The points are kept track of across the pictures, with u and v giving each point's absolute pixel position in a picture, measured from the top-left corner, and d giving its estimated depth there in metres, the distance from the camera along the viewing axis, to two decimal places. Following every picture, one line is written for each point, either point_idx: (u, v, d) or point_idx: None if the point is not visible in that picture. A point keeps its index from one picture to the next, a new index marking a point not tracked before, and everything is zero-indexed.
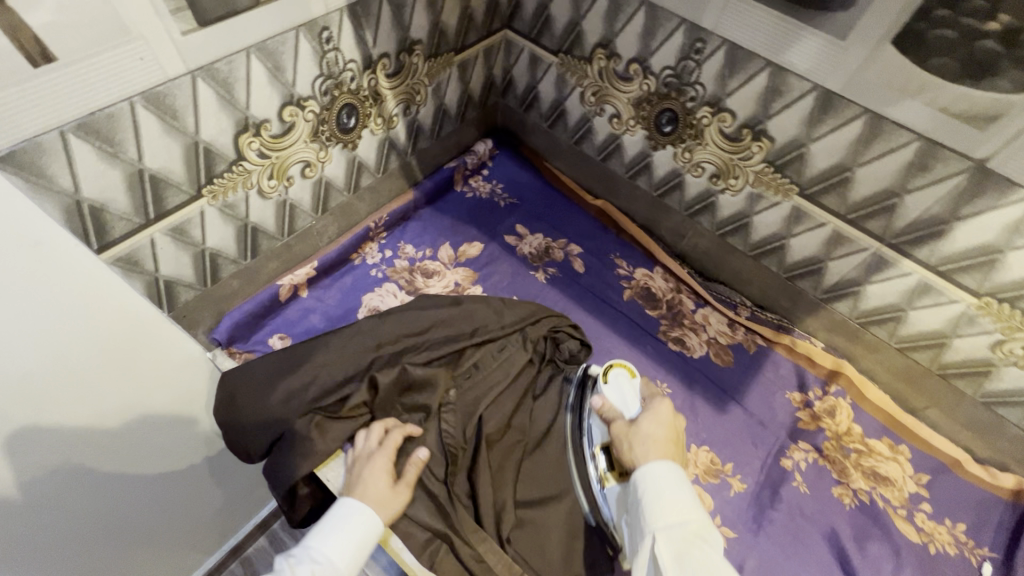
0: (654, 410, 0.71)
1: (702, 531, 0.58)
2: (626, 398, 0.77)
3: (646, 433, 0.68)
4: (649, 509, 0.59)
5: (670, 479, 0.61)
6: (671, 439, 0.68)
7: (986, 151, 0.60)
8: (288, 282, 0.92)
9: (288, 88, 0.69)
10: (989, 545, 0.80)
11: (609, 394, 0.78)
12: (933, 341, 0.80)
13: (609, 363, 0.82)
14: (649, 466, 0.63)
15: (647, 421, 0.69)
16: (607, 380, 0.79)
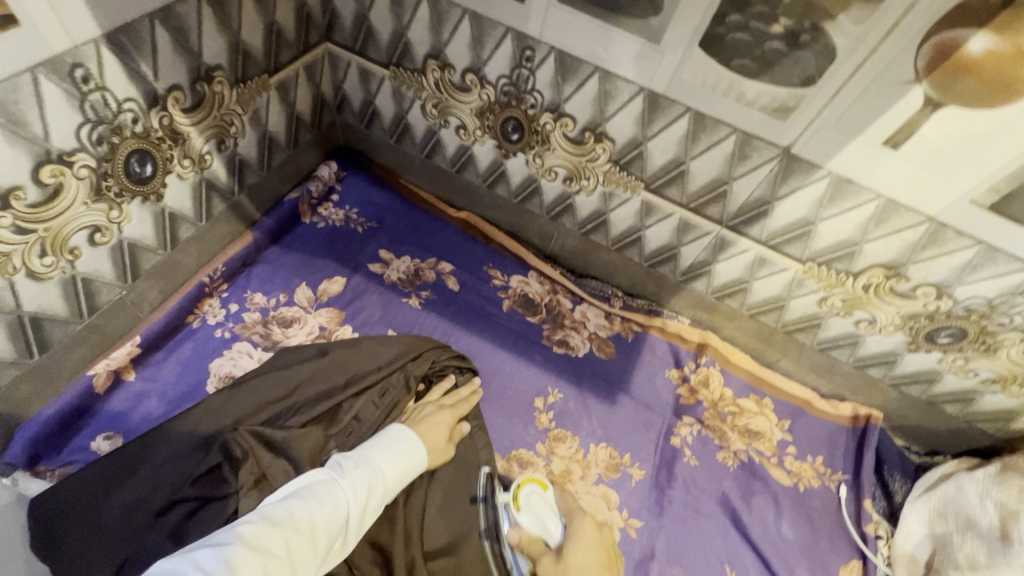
0: (576, 536, 0.68)
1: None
2: (543, 520, 0.71)
3: (578, 570, 0.64)
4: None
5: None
6: (605, 563, 0.66)
7: (789, 138, 0.66)
8: (103, 369, 0.75)
9: (39, 143, 0.54)
10: (843, 468, 0.92)
11: (529, 524, 0.70)
12: (775, 305, 0.89)
13: (521, 485, 0.74)
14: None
15: (577, 553, 0.66)
16: (521, 508, 0.72)
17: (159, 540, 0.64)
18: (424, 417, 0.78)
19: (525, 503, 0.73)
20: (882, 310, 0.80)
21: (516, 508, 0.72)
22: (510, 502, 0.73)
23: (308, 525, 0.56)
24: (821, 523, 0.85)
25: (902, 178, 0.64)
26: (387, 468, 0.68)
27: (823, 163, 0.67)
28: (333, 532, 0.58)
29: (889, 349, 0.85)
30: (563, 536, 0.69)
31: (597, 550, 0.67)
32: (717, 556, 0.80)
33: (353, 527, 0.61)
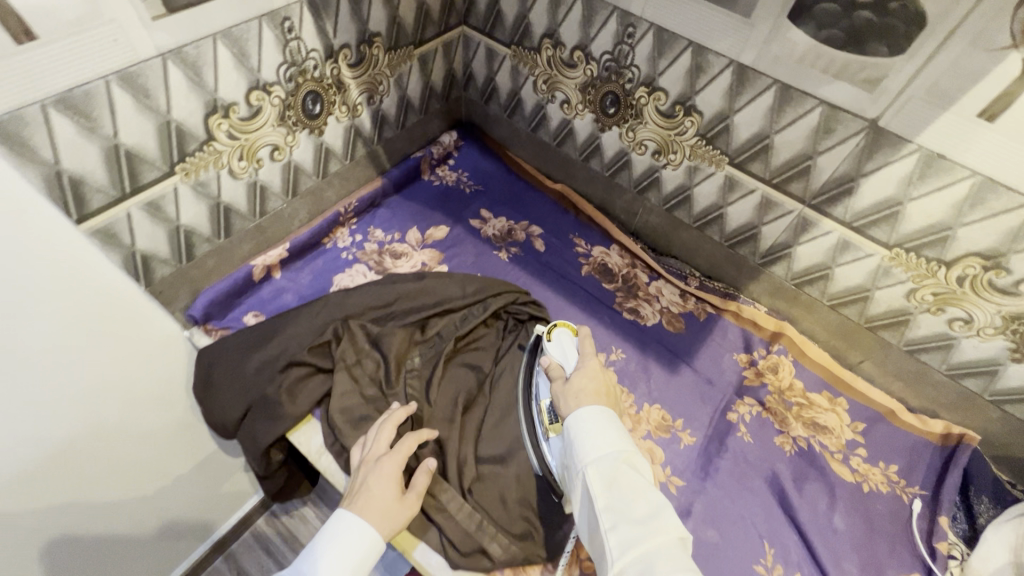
0: (583, 366, 0.76)
1: (629, 459, 0.63)
2: (565, 352, 0.81)
3: (576, 388, 0.73)
4: (581, 446, 0.64)
5: (602, 421, 0.66)
6: (604, 393, 0.73)
7: (877, 111, 0.67)
8: (261, 263, 0.97)
9: (254, 74, 0.75)
10: (920, 483, 0.86)
11: (552, 352, 0.81)
12: (859, 296, 0.87)
13: (555, 327, 0.86)
14: (579, 412, 0.67)
15: (580, 378, 0.74)
16: (551, 338, 0.83)
17: (279, 392, 0.82)
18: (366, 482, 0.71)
19: (556, 337, 0.83)
20: (979, 308, 0.75)
21: (546, 338, 0.84)
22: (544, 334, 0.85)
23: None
24: (881, 527, 0.80)
25: (999, 152, 0.62)
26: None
27: (913, 137, 0.67)
28: None
29: (989, 356, 0.79)
30: (576, 366, 0.78)
31: (600, 381, 0.74)
32: (757, 530, 0.80)
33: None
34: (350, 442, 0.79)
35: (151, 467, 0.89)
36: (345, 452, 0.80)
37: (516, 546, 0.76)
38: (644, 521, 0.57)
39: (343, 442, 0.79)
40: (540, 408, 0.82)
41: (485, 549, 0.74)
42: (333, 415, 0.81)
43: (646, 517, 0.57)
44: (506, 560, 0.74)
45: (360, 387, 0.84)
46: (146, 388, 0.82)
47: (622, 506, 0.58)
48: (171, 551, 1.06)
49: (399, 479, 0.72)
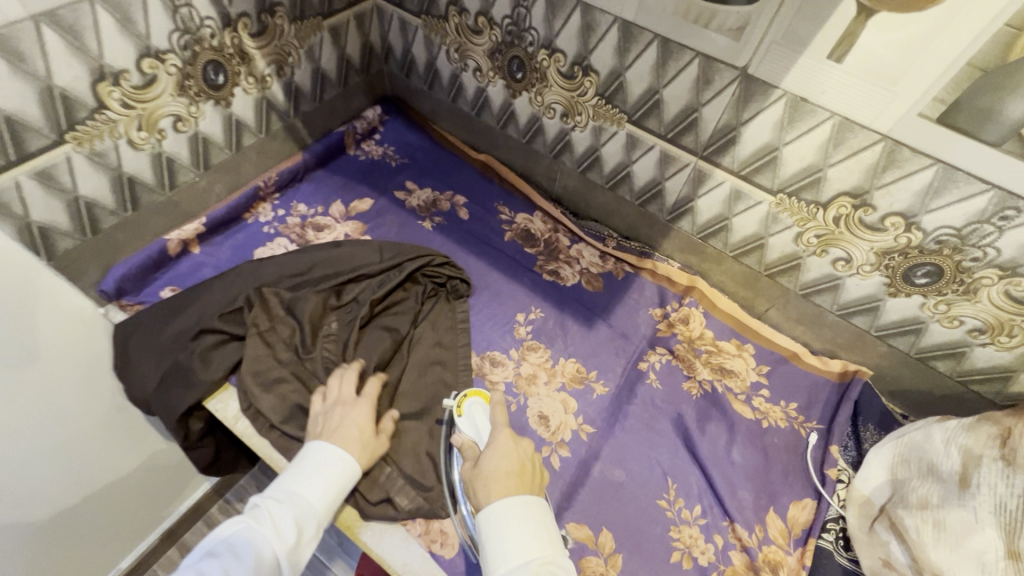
0: (493, 442, 0.72)
1: (544, 568, 0.60)
2: (477, 426, 0.78)
3: (489, 471, 0.68)
4: (493, 555, 0.61)
5: (518, 522, 0.63)
6: (521, 473, 0.69)
7: (745, 59, 0.71)
8: (176, 238, 0.96)
9: (143, 40, 0.75)
10: (818, 418, 0.91)
11: (465, 429, 0.78)
12: (755, 244, 0.91)
13: (466, 395, 0.83)
14: (492, 510, 0.64)
15: (490, 458, 0.70)
16: (462, 413, 0.81)
17: (191, 358, 0.83)
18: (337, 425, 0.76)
19: (467, 410, 0.81)
20: (855, 246, 0.80)
21: (458, 413, 0.81)
22: (454, 409, 0.82)
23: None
24: (776, 458, 0.85)
25: (850, 91, 0.66)
26: (312, 497, 0.67)
27: (777, 82, 0.71)
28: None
29: (871, 293, 0.84)
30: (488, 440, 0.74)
31: (513, 458, 0.70)
32: (661, 468, 0.84)
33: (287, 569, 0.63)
34: (262, 403, 0.81)
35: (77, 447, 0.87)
36: (259, 414, 0.82)
37: (423, 496, 0.78)
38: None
39: (255, 404, 0.81)
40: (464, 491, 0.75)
41: (391, 499, 0.77)
42: (245, 379, 0.82)
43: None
44: (411, 510, 0.77)
45: (274, 352, 0.85)
46: (69, 363, 0.81)
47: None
48: (112, 542, 1.03)
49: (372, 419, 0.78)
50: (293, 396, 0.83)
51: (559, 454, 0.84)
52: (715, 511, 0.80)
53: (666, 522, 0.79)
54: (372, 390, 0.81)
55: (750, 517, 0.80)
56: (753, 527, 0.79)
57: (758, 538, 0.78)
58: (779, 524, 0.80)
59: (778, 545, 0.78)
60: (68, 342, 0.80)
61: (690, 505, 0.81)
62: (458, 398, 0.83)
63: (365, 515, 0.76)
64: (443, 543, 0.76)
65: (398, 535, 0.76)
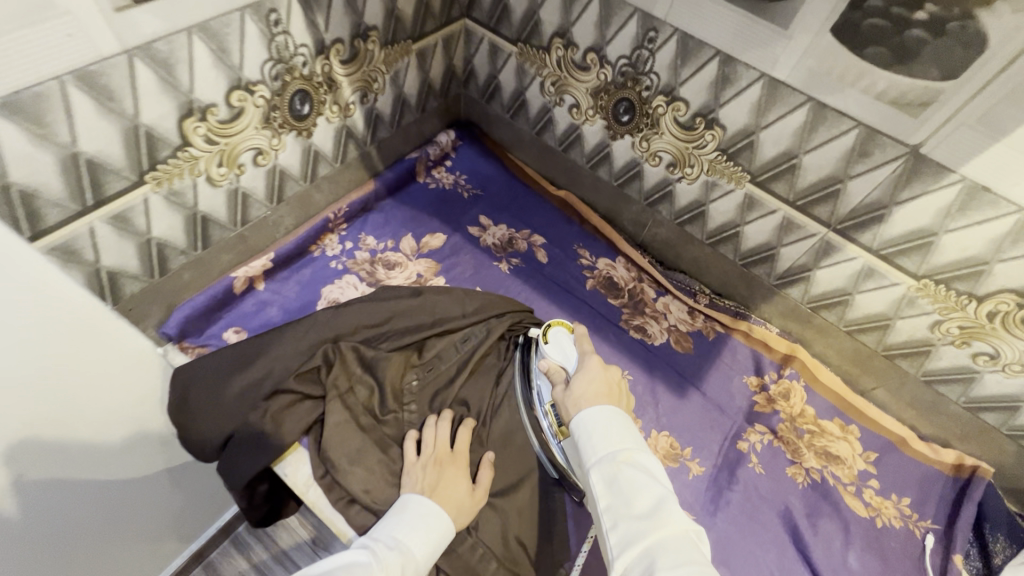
0: (582, 369, 0.68)
1: (632, 456, 0.55)
2: (566, 352, 0.75)
3: (578, 394, 0.65)
4: (583, 446, 0.58)
5: (605, 417, 0.59)
6: (608, 394, 0.65)
7: (920, 137, 0.63)
8: (242, 275, 0.89)
9: (235, 71, 0.67)
10: (932, 517, 0.83)
11: (551, 354, 0.75)
12: (879, 324, 0.83)
13: (551, 325, 0.80)
14: (580, 416, 0.60)
15: (579, 381, 0.66)
16: (548, 341, 0.77)
17: (262, 420, 0.75)
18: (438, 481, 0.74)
19: (553, 338, 0.78)
20: (1008, 344, 0.72)
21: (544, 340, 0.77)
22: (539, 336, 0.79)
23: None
24: (895, 565, 0.78)
25: None
26: (414, 544, 0.65)
27: (956, 167, 0.62)
28: None
29: (1012, 393, 0.76)
30: (577, 365, 0.71)
31: (602, 381, 0.66)
32: (770, 568, 0.76)
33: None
34: (344, 477, 0.74)
35: (127, 483, 0.75)
36: (337, 483, 0.75)
37: None
38: (648, 516, 0.50)
39: (338, 477, 0.74)
40: (546, 411, 0.79)
41: None
42: (324, 447, 0.75)
43: (650, 512, 0.51)
44: None
45: (354, 415, 0.79)
46: (106, 411, 0.67)
47: (623, 503, 0.52)
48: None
49: (467, 475, 0.76)
50: (374, 468, 0.76)
51: None
52: None
53: None
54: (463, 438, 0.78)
55: None
56: None
57: None
58: None
59: None
60: (122, 382, 0.68)
61: None
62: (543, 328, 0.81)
63: None
64: None
65: None
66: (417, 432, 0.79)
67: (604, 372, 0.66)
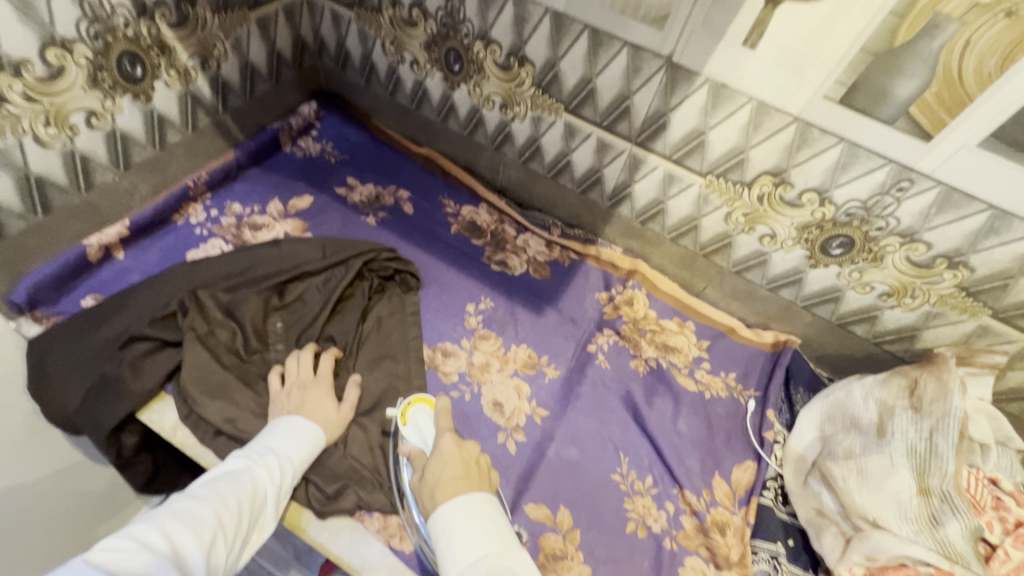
0: (437, 451, 0.70)
1: (495, 564, 0.57)
2: (424, 433, 0.77)
3: (435, 479, 0.66)
4: (445, 561, 0.58)
5: (467, 524, 0.60)
6: (465, 474, 0.67)
7: (670, 46, 0.75)
8: (95, 241, 0.89)
9: (47, 28, 0.70)
10: (754, 386, 0.97)
11: (410, 438, 0.77)
12: (690, 226, 0.96)
13: (410, 403, 0.81)
14: (437, 519, 0.61)
15: (433, 468, 0.67)
16: (406, 422, 0.79)
17: (120, 368, 0.78)
18: (301, 402, 0.79)
19: (412, 418, 0.79)
20: (777, 222, 0.86)
21: (402, 422, 0.79)
22: (398, 419, 0.80)
23: (235, 502, 0.61)
24: (719, 425, 0.90)
25: (764, 77, 0.71)
26: (289, 450, 0.71)
27: (700, 68, 0.75)
28: (245, 515, 0.61)
29: (794, 267, 0.91)
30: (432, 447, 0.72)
31: (457, 462, 0.68)
32: (613, 444, 0.87)
33: (271, 507, 0.66)
34: (206, 411, 0.77)
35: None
36: (201, 420, 0.78)
37: (381, 489, 0.78)
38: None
39: (199, 412, 0.77)
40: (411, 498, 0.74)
41: (350, 488, 0.76)
42: (183, 386, 0.78)
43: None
44: (370, 501, 0.77)
45: (216, 357, 0.82)
46: None
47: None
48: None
49: (330, 394, 0.81)
50: (239, 402, 0.80)
51: (515, 439, 0.85)
52: (665, 480, 0.84)
53: (620, 495, 0.82)
54: (326, 362, 0.84)
55: (698, 483, 0.84)
56: (701, 492, 0.83)
57: (706, 501, 0.82)
58: (724, 487, 0.84)
59: (724, 506, 0.82)
60: None
61: (642, 476, 0.84)
62: (402, 407, 0.81)
63: (320, 512, 0.74)
64: (402, 537, 0.76)
65: (355, 532, 0.75)
66: (281, 365, 0.84)
67: (458, 453, 0.69)
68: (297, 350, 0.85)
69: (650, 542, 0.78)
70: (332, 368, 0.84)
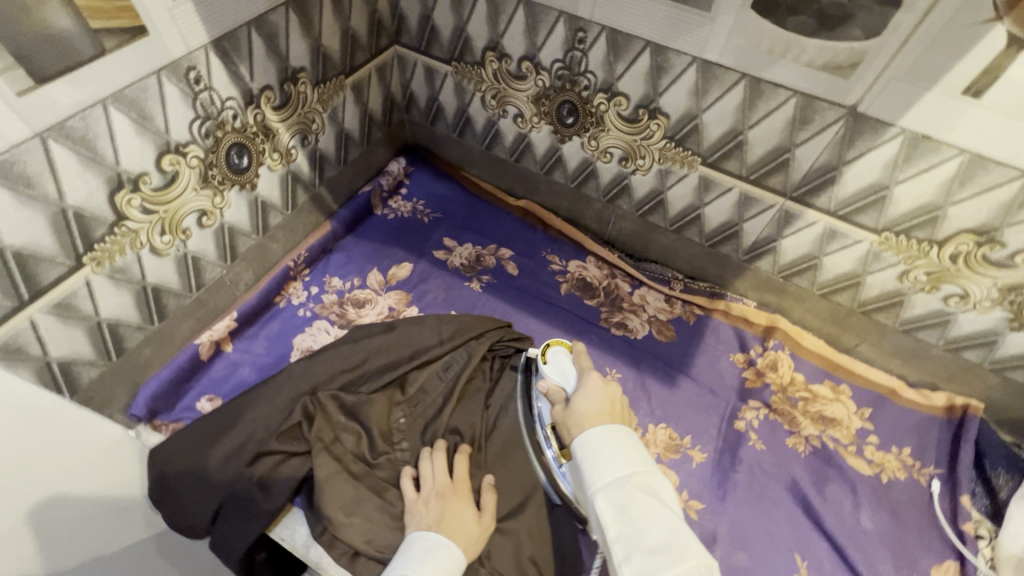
0: (583, 388, 0.67)
1: (642, 482, 0.54)
2: (565, 371, 0.73)
3: (581, 413, 0.64)
4: (588, 470, 0.56)
5: (610, 441, 0.58)
6: (611, 411, 0.64)
7: (855, 97, 0.64)
8: (207, 339, 0.85)
9: (162, 136, 0.64)
10: (934, 462, 0.84)
11: (549, 374, 0.73)
12: (850, 283, 0.84)
13: (549, 344, 0.77)
14: (582, 437, 0.59)
15: (581, 401, 0.65)
16: (547, 360, 0.75)
17: (250, 487, 0.72)
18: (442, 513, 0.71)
19: (552, 358, 0.76)
20: (974, 283, 0.73)
21: (541, 359, 0.75)
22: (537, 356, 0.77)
23: None
24: (906, 517, 0.78)
25: (985, 130, 0.59)
26: None
27: (894, 120, 0.63)
28: None
29: (987, 328, 0.78)
30: (577, 384, 0.70)
31: (604, 399, 0.65)
32: (787, 545, 0.76)
33: None
34: (343, 530, 0.71)
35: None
36: (338, 539, 0.71)
37: None
38: (663, 547, 0.49)
39: (336, 532, 0.71)
40: (546, 432, 0.76)
41: None
42: (318, 503, 0.72)
43: (664, 543, 0.49)
44: None
45: (345, 466, 0.76)
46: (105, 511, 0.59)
47: (636, 533, 0.50)
48: None
49: (469, 503, 0.73)
50: (374, 516, 0.73)
51: None
52: None
53: None
54: (460, 465, 0.76)
55: None
56: None
57: None
58: None
59: None
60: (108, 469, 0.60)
61: None
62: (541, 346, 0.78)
63: None
64: None
65: None
66: (412, 468, 0.77)
67: (603, 390, 0.66)
68: (425, 449, 0.78)
69: None
70: (467, 471, 0.77)
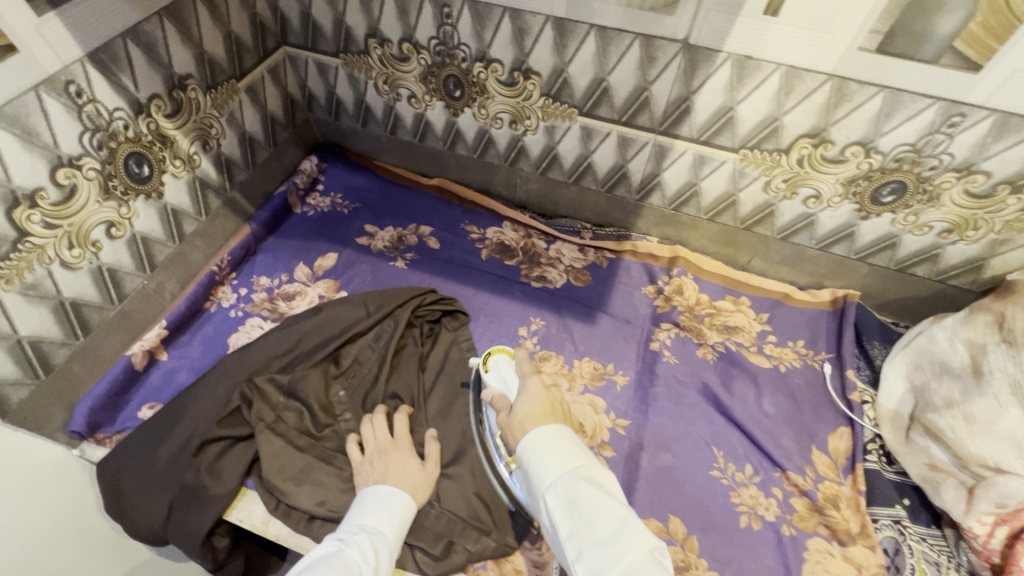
0: (523, 392, 0.67)
1: (587, 474, 0.54)
2: (506, 379, 0.74)
3: (521, 416, 0.64)
4: (535, 473, 0.55)
5: (552, 441, 0.57)
6: (550, 411, 0.64)
7: (684, 30, 0.72)
8: (138, 349, 0.87)
9: (52, 150, 0.67)
10: (825, 348, 0.94)
11: (493, 385, 0.75)
12: (727, 203, 0.94)
13: (490, 354, 0.78)
14: (526, 438, 0.58)
15: (519, 406, 0.65)
16: (488, 368, 0.77)
17: (199, 475, 0.75)
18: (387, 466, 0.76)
19: (493, 366, 0.77)
20: (822, 182, 0.84)
21: (483, 369, 0.77)
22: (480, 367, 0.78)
23: None
24: (804, 397, 0.88)
25: (791, 43, 0.69)
26: (379, 523, 0.67)
27: (720, 46, 0.72)
28: None
29: (843, 222, 0.88)
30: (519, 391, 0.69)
31: (543, 401, 0.65)
32: (704, 440, 0.85)
33: None
34: (295, 498, 0.75)
35: None
36: (291, 508, 0.75)
37: (489, 536, 0.76)
38: (611, 539, 0.48)
39: (288, 501, 0.75)
40: (495, 441, 0.77)
41: (458, 543, 0.75)
42: (266, 477, 0.76)
43: (611, 533, 0.48)
44: (480, 553, 0.74)
45: (290, 441, 0.80)
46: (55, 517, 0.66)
47: (584, 527, 0.49)
48: None
49: (412, 452, 0.79)
50: (324, 481, 0.78)
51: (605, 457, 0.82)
52: (765, 465, 0.82)
53: (725, 490, 0.80)
54: (400, 421, 0.82)
55: (799, 461, 0.82)
56: (805, 470, 0.81)
57: (813, 478, 0.80)
58: (825, 459, 0.82)
59: (830, 479, 0.80)
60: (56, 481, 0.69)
61: (741, 466, 0.82)
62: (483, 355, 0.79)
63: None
64: None
65: None
66: (355, 434, 0.82)
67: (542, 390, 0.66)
68: (366, 415, 0.83)
69: (767, 532, 0.76)
70: (407, 426, 0.82)
